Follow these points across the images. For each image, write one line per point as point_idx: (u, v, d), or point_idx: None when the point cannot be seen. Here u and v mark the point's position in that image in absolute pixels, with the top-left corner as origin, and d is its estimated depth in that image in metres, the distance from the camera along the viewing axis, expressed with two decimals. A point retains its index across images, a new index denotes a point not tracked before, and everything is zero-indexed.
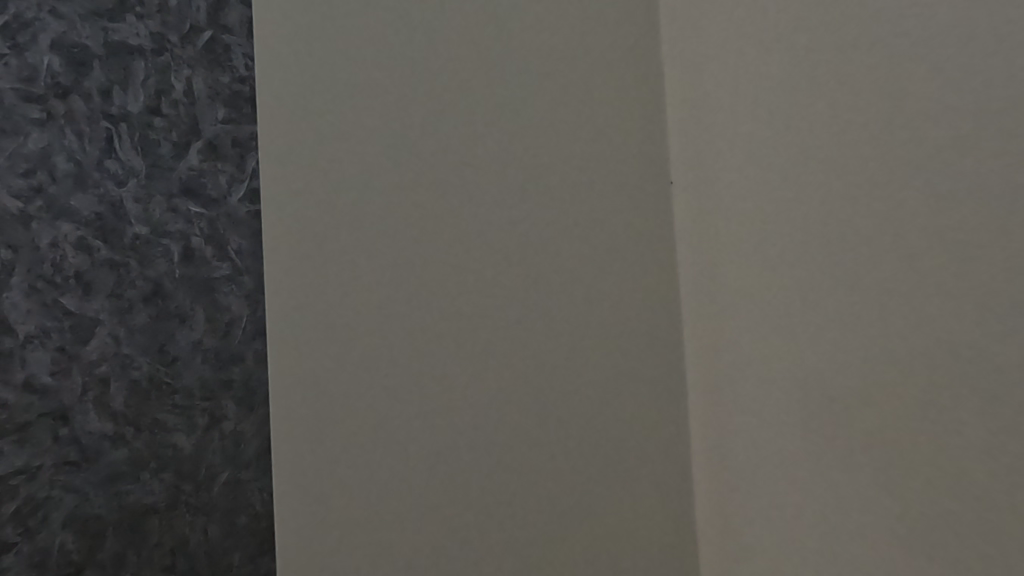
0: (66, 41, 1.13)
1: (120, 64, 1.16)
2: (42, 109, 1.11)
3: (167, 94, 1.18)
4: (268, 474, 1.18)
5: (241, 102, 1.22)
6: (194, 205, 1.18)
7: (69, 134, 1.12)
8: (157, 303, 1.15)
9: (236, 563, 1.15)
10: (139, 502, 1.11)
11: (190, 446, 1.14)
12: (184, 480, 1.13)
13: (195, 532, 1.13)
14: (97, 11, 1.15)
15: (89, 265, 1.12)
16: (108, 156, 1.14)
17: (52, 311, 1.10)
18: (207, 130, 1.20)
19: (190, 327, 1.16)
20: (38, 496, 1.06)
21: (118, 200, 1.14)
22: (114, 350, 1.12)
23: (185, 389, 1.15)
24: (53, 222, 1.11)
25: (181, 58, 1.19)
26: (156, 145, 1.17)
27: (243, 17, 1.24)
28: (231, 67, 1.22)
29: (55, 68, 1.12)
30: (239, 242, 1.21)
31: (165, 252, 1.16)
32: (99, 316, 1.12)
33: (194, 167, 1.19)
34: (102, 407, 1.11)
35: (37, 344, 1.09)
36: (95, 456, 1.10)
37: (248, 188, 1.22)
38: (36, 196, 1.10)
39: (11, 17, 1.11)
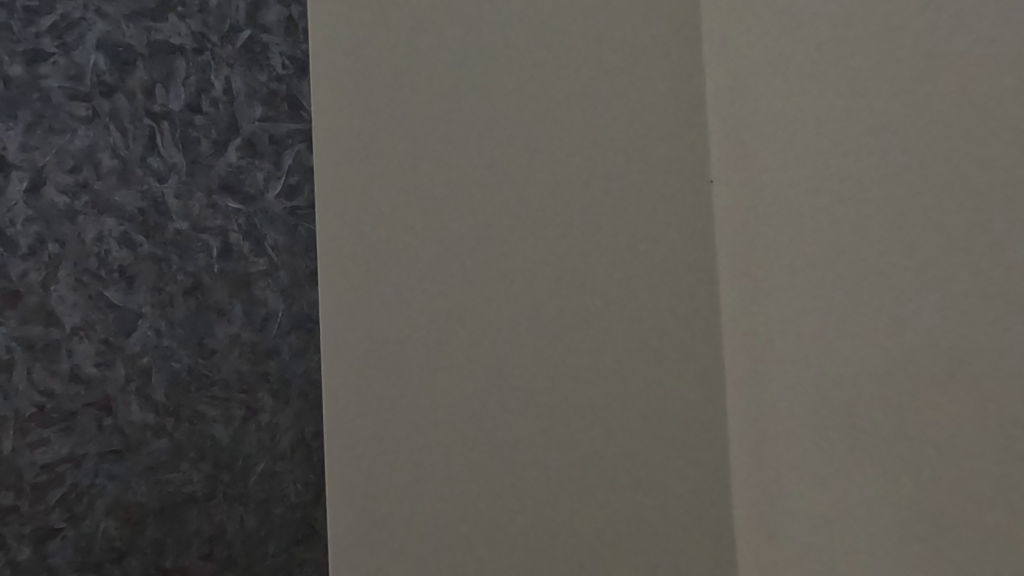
0: (110, 40, 1.16)
1: (162, 62, 1.18)
2: (89, 107, 1.14)
3: (207, 93, 1.20)
4: (302, 466, 1.19)
5: (278, 100, 1.24)
6: (232, 201, 1.21)
7: (113, 131, 1.15)
8: (197, 297, 1.18)
9: (272, 552, 1.17)
10: (179, 491, 1.14)
11: (227, 437, 1.17)
12: (222, 470, 1.16)
13: (233, 521, 1.16)
14: (141, 11, 1.18)
15: (132, 260, 1.15)
16: (150, 153, 1.17)
17: (97, 303, 1.13)
18: (245, 128, 1.22)
19: (228, 320, 1.19)
20: (82, 484, 1.10)
21: (160, 196, 1.17)
22: (156, 343, 1.15)
23: (222, 380, 1.17)
24: (99, 218, 1.14)
25: (220, 57, 1.22)
26: (196, 143, 1.19)
27: (281, 15, 1.25)
28: (268, 65, 1.24)
29: (101, 67, 1.15)
30: (276, 238, 1.22)
31: (204, 247, 1.19)
32: (142, 309, 1.15)
33: (232, 163, 1.21)
34: (143, 398, 1.14)
35: (82, 336, 1.12)
36: (137, 445, 1.13)
37: (284, 184, 1.24)
38: (82, 191, 1.13)
39: (59, 17, 1.14)
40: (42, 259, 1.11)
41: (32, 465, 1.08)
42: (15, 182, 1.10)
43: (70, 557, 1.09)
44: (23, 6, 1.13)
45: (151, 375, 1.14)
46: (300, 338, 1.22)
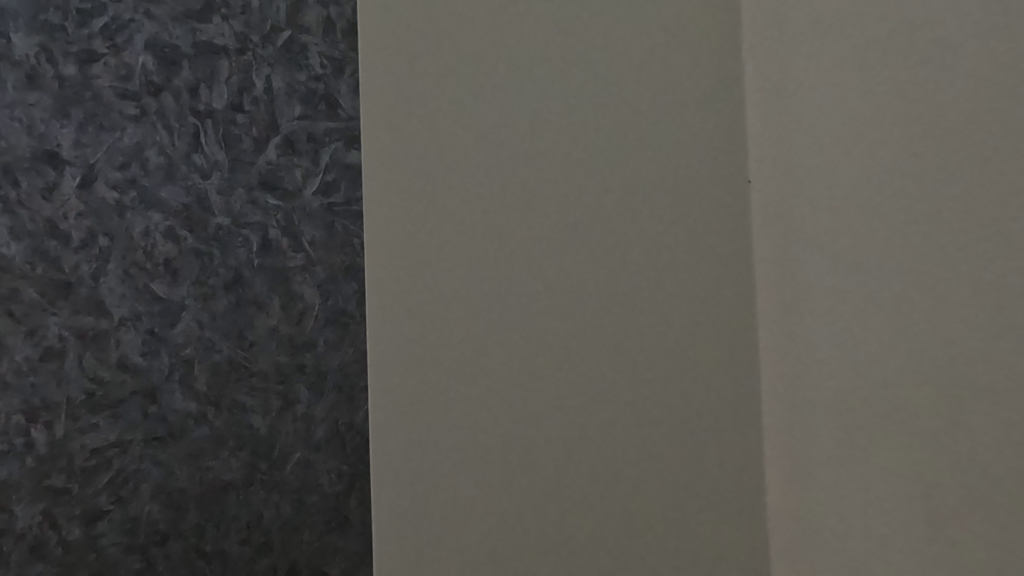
0: (158, 41, 1.20)
1: (207, 62, 1.22)
2: (137, 106, 1.19)
3: (248, 92, 1.24)
4: (336, 457, 1.22)
5: (316, 99, 1.26)
6: (272, 198, 1.24)
7: (160, 129, 1.20)
8: (237, 291, 1.21)
9: (307, 539, 1.21)
10: (219, 478, 1.18)
11: (265, 426, 1.20)
12: (260, 458, 1.20)
13: (270, 508, 1.20)
14: (187, 12, 1.22)
15: (177, 254, 1.19)
16: (195, 150, 1.21)
17: (143, 295, 1.17)
18: (285, 127, 1.25)
19: (267, 314, 1.22)
20: (129, 468, 1.14)
21: (203, 192, 1.21)
22: (198, 334, 1.19)
23: (261, 371, 1.21)
24: (146, 212, 1.18)
25: (261, 57, 1.25)
26: (238, 141, 1.23)
27: (321, 16, 1.28)
28: (307, 65, 1.26)
29: (149, 67, 1.20)
30: (313, 234, 1.25)
31: (245, 242, 1.22)
32: (185, 301, 1.19)
33: (272, 161, 1.24)
34: (186, 387, 1.18)
35: (129, 327, 1.16)
36: (180, 432, 1.17)
37: (322, 181, 1.26)
38: (130, 187, 1.18)
39: (110, 19, 1.19)
40: (93, 252, 1.16)
41: (82, 449, 1.13)
42: (68, 177, 1.15)
43: (116, 538, 1.13)
44: (77, 9, 1.18)
45: (193, 365, 1.19)
46: (334, 331, 1.24)
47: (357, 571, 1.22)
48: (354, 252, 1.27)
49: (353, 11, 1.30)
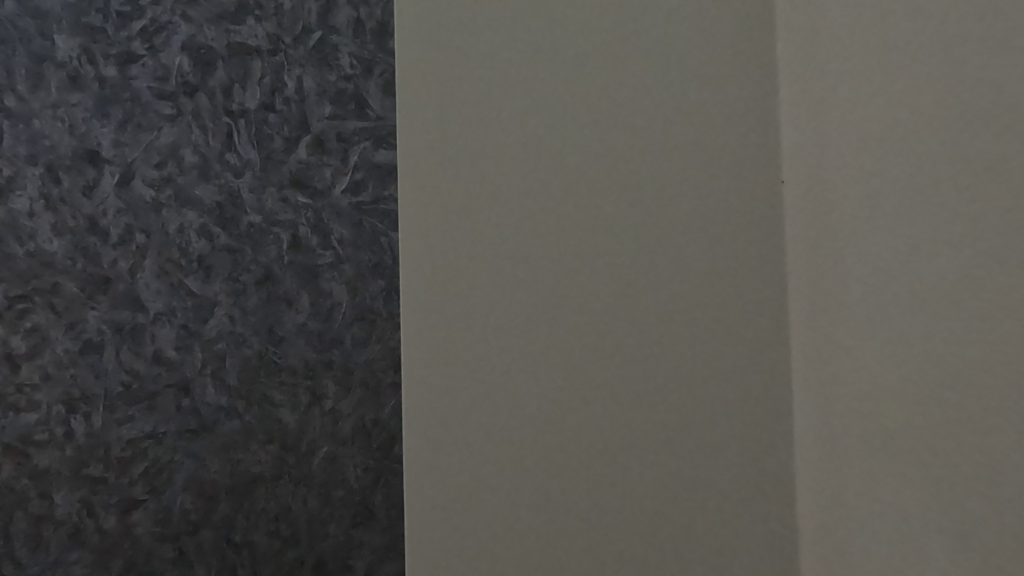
0: (194, 43, 1.23)
1: (240, 63, 1.25)
2: (173, 106, 1.22)
3: (280, 92, 1.26)
4: (362, 452, 1.24)
5: (346, 99, 1.28)
6: (302, 196, 1.26)
7: (195, 129, 1.22)
8: (268, 287, 1.24)
9: (333, 532, 1.23)
10: (249, 470, 1.20)
11: (293, 420, 1.23)
12: (288, 452, 1.22)
13: (297, 501, 1.22)
14: (222, 14, 1.25)
15: (210, 250, 1.22)
16: (228, 150, 1.23)
17: (178, 290, 1.20)
18: (315, 126, 1.27)
19: (296, 310, 1.24)
20: (162, 459, 1.17)
21: (236, 191, 1.23)
22: (230, 329, 1.22)
23: (290, 366, 1.23)
24: (181, 210, 1.21)
25: (293, 58, 1.27)
26: (270, 140, 1.25)
27: (351, 16, 1.29)
28: (338, 65, 1.28)
29: (185, 68, 1.23)
30: (341, 232, 1.27)
31: (275, 240, 1.24)
32: (218, 297, 1.22)
33: (302, 160, 1.26)
34: (218, 381, 1.21)
35: (164, 321, 1.20)
36: (212, 425, 1.20)
37: (351, 180, 1.28)
38: (166, 185, 1.21)
39: (148, 22, 1.22)
40: (129, 247, 1.19)
41: (119, 439, 1.16)
42: (107, 176, 1.19)
43: (150, 527, 1.17)
44: (117, 11, 1.21)
45: (225, 359, 1.21)
46: (362, 328, 1.26)
47: (382, 564, 1.24)
48: (381, 250, 1.28)
49: (383, 12, 1.31)
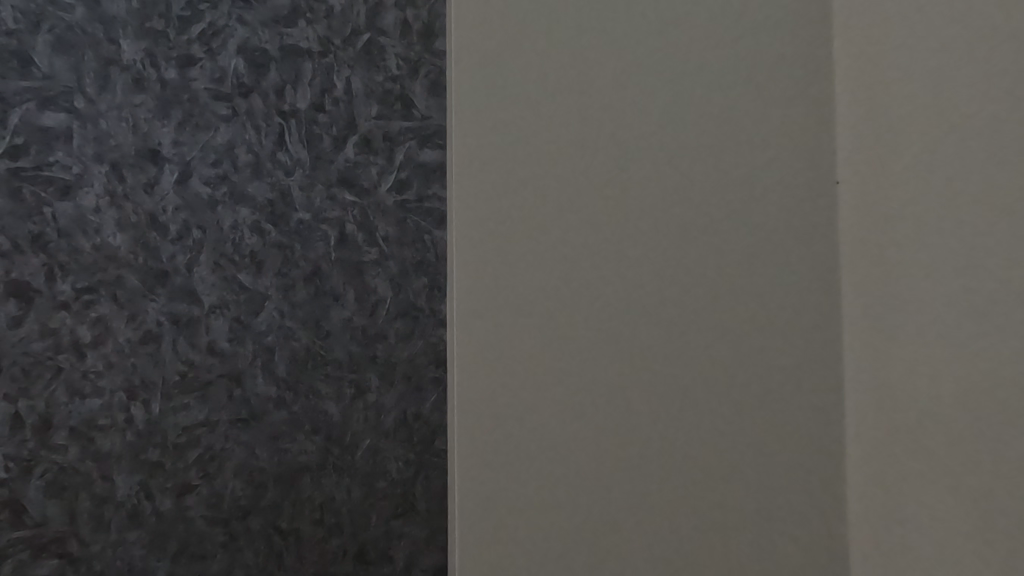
0: (249, 46, 1.28)
1: (292, 65, 1.29)
2: (229, 107, 1.26)
3: (329, 93, 1.30)
4: (403, 445, 1.28)
5: (391, 99, 1.32)
6: (349, 194, 1.30)
7: (249, 129, 1.27)
8: (316, 282, 1.28)
9: (375, 522, 1.27)
10: (296, 460, 1.24)
11: (338, 412, 1.27)
12: (333, 443, 1.26)
13: (341, 491, 1.26)
14: (275, 18, 1.29)
15: (261, 246, 1.26)
16: (280, 149, 1.28)
17: (231, 284, 1.25)
18: (362, 126, 1.31)
19: (342, 305, 1.28)
20: (215, 446, 1.22)
21: (286, 188, 1.28)
22: (279, 323, 1.26)
23: (335, 360, 1.27)
24: (235, 207, 1.26)
25: (343, 59, 1.31)
26: (319, 140, 1.29)
27: (398, 19, 1.33)
28: (385, 67, 1.32)
29: (241, 70, 1.27)
30: (386, 229, 1.31)
31: (323, 237, 1.28)
32: (268, 291, 1.26)
33: (350, 160, 1.30)
34: (268, 372, 1.25)
35: (218, 314, 1.24)
36: (262, 415, 1.24)
37: (396, 178, 1.32)
38: (222, 183, 1.26)
39: (207, 26, 1.27)
40: (187, 243, 1.24)
41: (175, 427, 1.21)
42: (167, 174, 1.23)
43: (202, 511, 1.21)
44: (178, 16, 1.26)
45: (274, 352, 1.26)
46: (405, 324, 1.30)
47: (420, 556, 1.28)
48: (424, 247, 1.32)
49: (428, 14, 1.35)
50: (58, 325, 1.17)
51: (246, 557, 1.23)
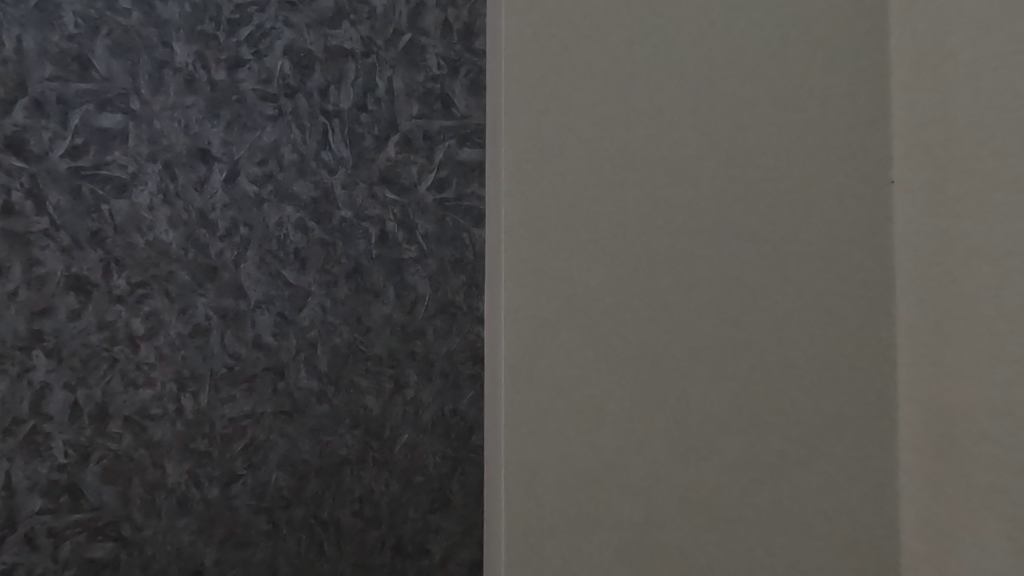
0: (295, 47, 1.31)
1: (336, 66, 1.32)
2: (276, 107, 1.30)
3: (372, 93, 1.33)
4: (441, 440, 1.31)
5: (432, 99, 1.34)
6: (390, 193, 1.32)
7: (294, 128, 1.30)
8: (357, 279, 1.30)
9: (412, 516, 1.29)
10: (337, 452, 1.28)
11: (378, 407, 1.29)
12: (372, 437, 1.29)
13: (379, 484, 1.29)
14: (320, 20, 1.32)
15: (306, 243, 1.29)
16: (324, 148, 1.31)
17: (277, 280, 1.29)
18: (403, 125, 1.33)
19: (383, 301, 1.31)
20: (260, 437, 1.26)
21: (329, 187, 1.31)
22: (321, 318, 1.29)
23: (375, 355, 1.30)
24: (280, 205, 1.29)
25: (385, 60, 1.33)
26: (361, 139, 1.32)
27: (439, 19, 1.36)
28: (426, 67, 1.35)
29: (286, 71, 1.31)
30: (426, 227, 1.33)
31: (365, 234, 1.31)
32: (311, 287, 1.29)
33: (391, 158, 1.33)
34: (311, 366, 1.28)
35: (264, 309, 1.28)
36: (304, 408, 1.28)
37: (435, 177, 1.34)
38: (268, 181, 1.29)
39: (254, 28, 1.30)
40: (235, 240, 1.28)
41: (222, 417, 1.25)
42: (216, 173, 1.27)
43: (248, 500, 1.25)
44: (228, 19, 1.29)
45: (317, 346, 1.29)
46: (443, 320, 1.32)
47: (457, 549, 1.31)
48: (463, 245, 1.34)
49: (468, 14, 1.38)
50: (113, 318, 1.22)
51: (288, 546, 1.26)
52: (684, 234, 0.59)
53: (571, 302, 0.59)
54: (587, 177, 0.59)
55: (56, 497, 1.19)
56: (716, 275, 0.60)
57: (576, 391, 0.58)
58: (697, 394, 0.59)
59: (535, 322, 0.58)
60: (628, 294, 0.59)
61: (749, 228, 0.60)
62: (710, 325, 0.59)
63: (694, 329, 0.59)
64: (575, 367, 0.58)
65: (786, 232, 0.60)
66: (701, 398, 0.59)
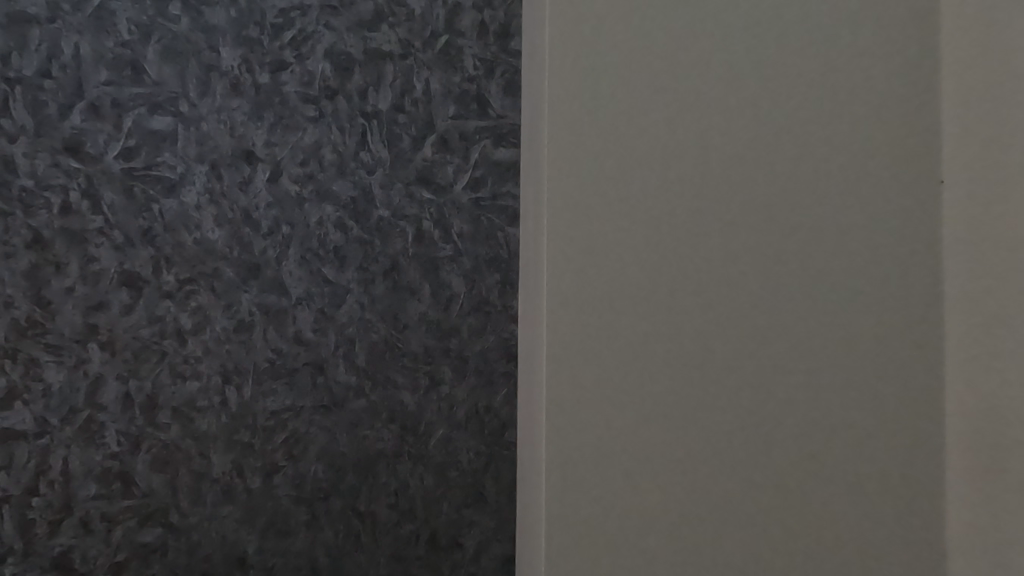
0: (336, 50, 1.34)
1: (375, 67, 1.35)
2: (317, 109, 1.33)
3: (410, 94, 1.35)
4: (475, 436, 1.33)
5: (468, 99, 1.36)
6: (427, 192, 1.35)
7: (334, 130, 1.34)
8: (394, 277, 1.33)
9: (446, 510, 1.32)
10: (373, 446, 1.31)
11: (413, 403, 1.32)
12: (408, 432, 1.31)
13: (415, 479, 1.31)
14: (359, 22, 1.35)
15: (344, 241, 1.33)
16: (362, 149, 1.34)
17: (317, 278, 1.32)
18: (440, 126, 1.35)
19: (419, 299, 1.33)
20: (300, 430, 1.30)
21: (368, 187, 1.33)
22: (359, 315, 1.32)
23: (411, 351, 1.33)
24: (320, 204, 1.33)
25: (422, 61, 1.36)
26: (399, 139, 1.35)
27: (476, 20, 1.38)
28: (462, 67, 1.36)
29: (327, 73, 1.34)
30: (461, 226, 1.35)
31: (402, 233, 1.34)
32: (350, 285, 1.32)
33: (428, 158, 1.35)
34: (349, 362, 1.32)
35: (304, 305, 1.32)
36: (342, 402, 1.31)
37: (471, 176, 1.36)
38: (309, 182, 1.33)
39: (297, 32, 1.34)
40: (277, 238, 1.32)
41: (264, 410, 1.29)
42: (260, 173, 1.32)
43: (288, 490, 1.29)
44: (271, 23, 1.33)
45: (355, 342, 1.32)
46: (478, 318, 1.34)
47: (490, 544, 1.33)
48: (497, 244, 1.36)
49: (504, 15, 1.39)
50: (163, 313, 1.28)
51: (327, 536, 1.30)
52: (706, 223, 0.64)
53: (601, 293, 0.63)
54: (621, 162, 0.64)
55: (109, 483, 1.25)
56: (742, 260, 0.64)
57: (609, 358, 0.63)
58: (718, 395, 0.61)
59: (569, 309, 0.63)
60: (654, 282, 0.64)
61: (771, 216, 0.64)
62: (732, 326, 0.61)
63: (713, 312, 0.64)
64: (605, 354, 0.63)
65: (803, 222, 0.64)
66: (719, 372, 0.63)
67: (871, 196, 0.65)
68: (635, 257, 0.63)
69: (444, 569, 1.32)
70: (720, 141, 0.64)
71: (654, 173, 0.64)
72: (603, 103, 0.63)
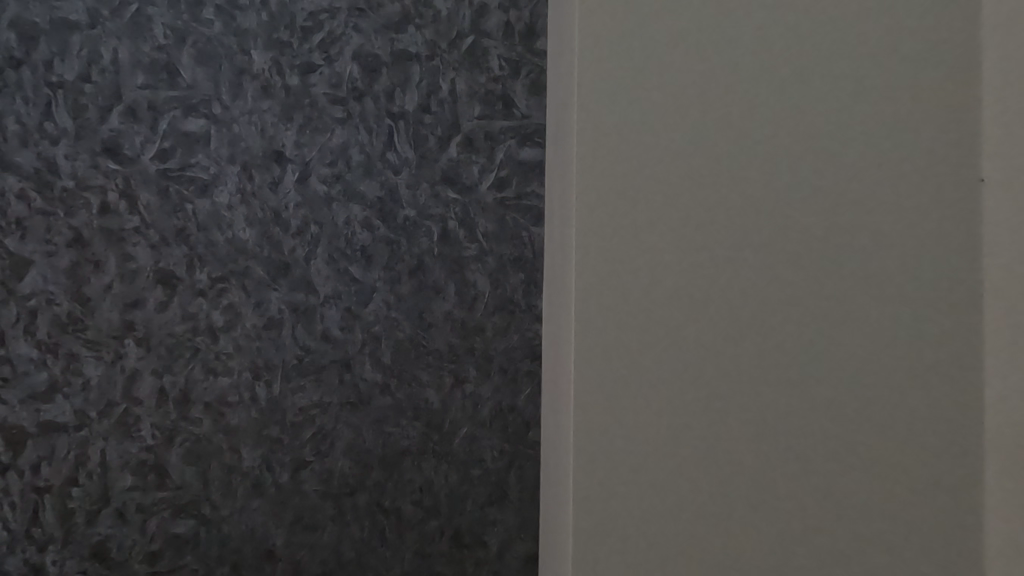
0: (363, 52, 1.36)
1: (402, 68, 1.36)
2: (345, 110, 1.36)
3: (436, 94, 1.37)
4: (499, 435, 1.34)
5: (493, 99, 1.37)
6: (452, 192, 1.36)
7: (362, 131, 1.36)
8: (420, 276, 1.35)
9: (469, 508, 1.33)
10: (397, 443, 1.32)
11: (438, 401, 1.33)
12: (432, 429, 1.33)
13: (439, 476, 1.33)
14: (387, 24, 1.37)
15: (371, 241, 1.35)
16: (389, 149, 1.36)
17: (344, 277, 1.34)
18: (465, 126, 1.36)
19: (444, 298, 1.35)
20: (328, 426, 1.32)
21: (394, 187, 1.35)
22: (386, 313, 1.34)
23: (436, 350, 1.34)
24: (348, 204, 1.35)
25: (448, 62, 1.37)
26: (425, 139, 1.36)
27: (501, 20, 1.39)
28: (488, 68, 1.37)
29: (355, 75, 1.36)
30: (486, 226, 1.36)
31: (427, 232, 1.35)
32: (377, 283, 1.34)
33: (453, 158, 1.36)
34: (375, 360, 1.34)
35: (332, 304, 1.34)
36: (368, 399, 1.33)
37: (496, 176, 1.37)
38: (337, 182, 1.35)
39: (326, 34, 1.36)
40: (306, 237, 1.34)
41: (293, 406, 1.32)
42: (289, 173, 1.34)
43: (315, 485, 1.32)
44: (301, 26, 1.36)
45: (381, 340, 1.34)
46: (502, 317, 1.35)
47: (513, 542, 1.34)
48: (522, 244, 1.37)
49: (530, 14, 1.40)
50: (196, 310, 1.31)
51: (353, 531, 1.32)
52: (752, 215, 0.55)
53: (633, 300, 0.56)
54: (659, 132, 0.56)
55: (145, 476, 1.28)
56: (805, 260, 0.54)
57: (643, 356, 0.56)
58: None
59: (601, 310, 0.56)
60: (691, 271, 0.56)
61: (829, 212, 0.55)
62: None
63: (760, 318, 0.56)
64: (639, 352, 0.56)
65: None
66: (766, 386, 0.55)
67: (948, 186, 0.56)
68: (672, 253, 0.56)
69: (467, 567, 1.33)
70: (768, 127, 0.56)
71: (693, 157, 0.56)
72: (637, 83, 0.56)
